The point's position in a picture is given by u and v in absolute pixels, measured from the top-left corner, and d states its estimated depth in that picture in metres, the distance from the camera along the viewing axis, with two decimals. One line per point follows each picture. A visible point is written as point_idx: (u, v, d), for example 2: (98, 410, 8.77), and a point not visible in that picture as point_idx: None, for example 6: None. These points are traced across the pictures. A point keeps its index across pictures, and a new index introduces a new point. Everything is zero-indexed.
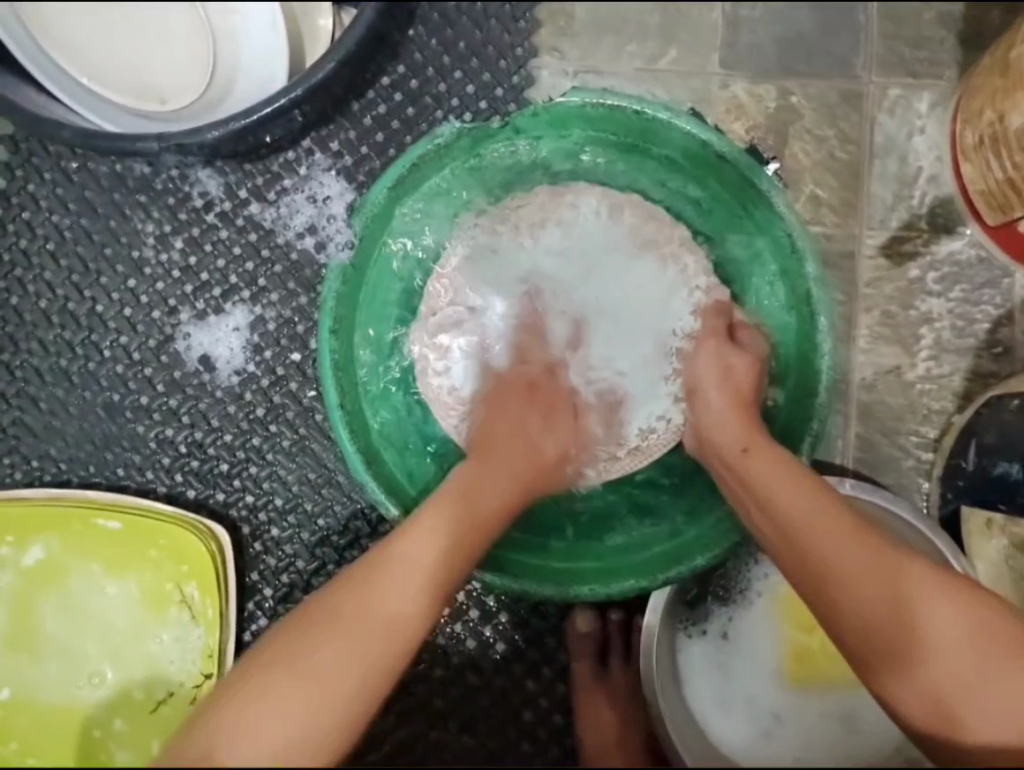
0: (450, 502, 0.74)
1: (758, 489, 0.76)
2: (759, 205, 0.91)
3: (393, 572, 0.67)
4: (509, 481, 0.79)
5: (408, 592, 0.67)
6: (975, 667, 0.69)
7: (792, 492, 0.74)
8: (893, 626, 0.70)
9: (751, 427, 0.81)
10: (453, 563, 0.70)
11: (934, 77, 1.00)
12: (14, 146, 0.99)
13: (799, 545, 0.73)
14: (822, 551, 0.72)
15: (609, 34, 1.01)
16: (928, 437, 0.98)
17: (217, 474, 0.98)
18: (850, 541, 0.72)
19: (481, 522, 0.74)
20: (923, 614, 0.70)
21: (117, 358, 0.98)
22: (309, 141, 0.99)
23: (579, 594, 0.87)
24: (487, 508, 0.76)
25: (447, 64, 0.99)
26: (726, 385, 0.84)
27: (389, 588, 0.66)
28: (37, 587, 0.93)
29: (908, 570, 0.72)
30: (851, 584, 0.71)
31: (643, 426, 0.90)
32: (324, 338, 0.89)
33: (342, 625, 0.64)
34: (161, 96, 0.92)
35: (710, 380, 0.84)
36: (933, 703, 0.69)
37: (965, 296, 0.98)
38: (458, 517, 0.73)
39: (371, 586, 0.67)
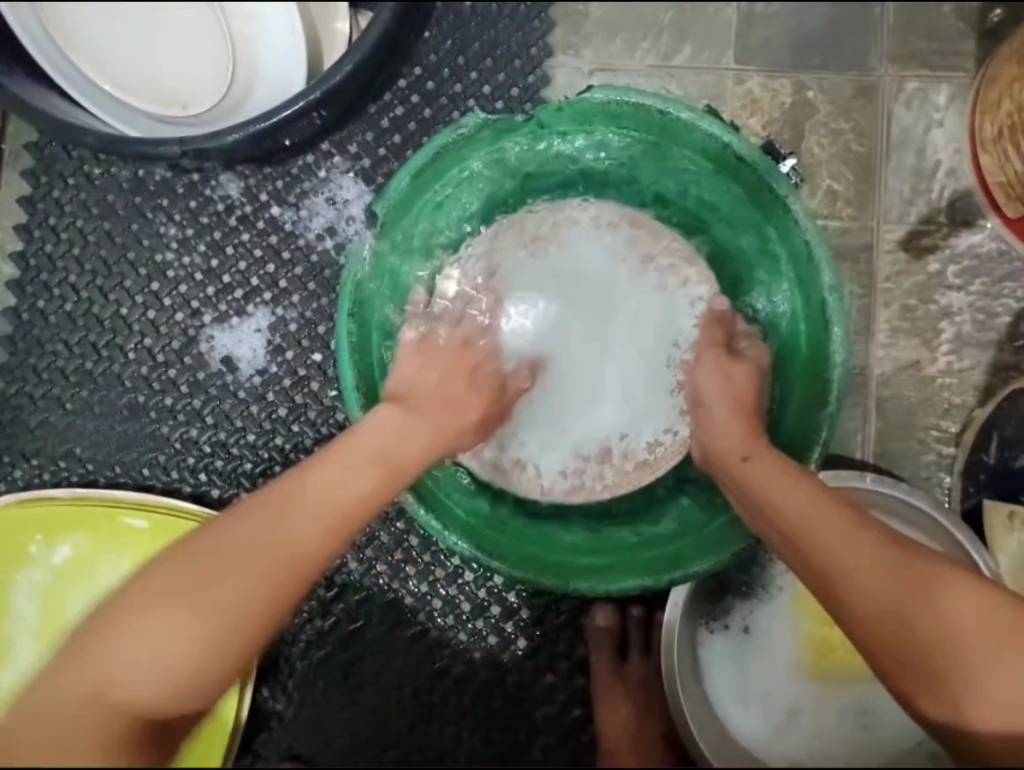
0: (364, 460, 0.73)
1: (756, 489, 0.76)
2: (776, 211, 0.90)
3: (288, 532, 0.65)
4: (433, 434, 0.79)
5: (301, 554, 0.65)
6: (976, 657, 0.69)
7: (789, 486, 0.74)
8: (899, 620, 0.69)
9: (753, 437, 0.81)
10: (364, 512, 0.70)
11: (952, 69, 0.99)
12: (39, 152, 1.01)
13: (807, 542, 0.72)
14: (823, 542, 0.71)
15: (624, 31, 1.01)
16: (949, 432, 0.97)
17: (240, 473, 0.99)
18: (849, 532, 0.72)
19: (392, 483, 0.73)
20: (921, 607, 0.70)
21: (141, 360, 1.00)
22: (327, 144, 1.00)
23: (573, 587, 0.87)
24: (409, 460, 0.76)
25: (462, 64, 1.00)
26: (729, 393, 0.84)
27: (270, 550, 0.64)
28: (66, 583, 0.95)
29: (903, 562, 0.71)
30: (850, 573, 0.70)
31: (649, 441, 0.91)
32: (341, 319, 0.89)
33: (217, 563, 0.63)
34: (183, 100, 0.94)
35: (713, 386, 0.84)
36: (946, 701, 0.69)
37: (985, 290, 0.97)
38: (375, 471, 0.73)
39: (238, 542, 0.64)
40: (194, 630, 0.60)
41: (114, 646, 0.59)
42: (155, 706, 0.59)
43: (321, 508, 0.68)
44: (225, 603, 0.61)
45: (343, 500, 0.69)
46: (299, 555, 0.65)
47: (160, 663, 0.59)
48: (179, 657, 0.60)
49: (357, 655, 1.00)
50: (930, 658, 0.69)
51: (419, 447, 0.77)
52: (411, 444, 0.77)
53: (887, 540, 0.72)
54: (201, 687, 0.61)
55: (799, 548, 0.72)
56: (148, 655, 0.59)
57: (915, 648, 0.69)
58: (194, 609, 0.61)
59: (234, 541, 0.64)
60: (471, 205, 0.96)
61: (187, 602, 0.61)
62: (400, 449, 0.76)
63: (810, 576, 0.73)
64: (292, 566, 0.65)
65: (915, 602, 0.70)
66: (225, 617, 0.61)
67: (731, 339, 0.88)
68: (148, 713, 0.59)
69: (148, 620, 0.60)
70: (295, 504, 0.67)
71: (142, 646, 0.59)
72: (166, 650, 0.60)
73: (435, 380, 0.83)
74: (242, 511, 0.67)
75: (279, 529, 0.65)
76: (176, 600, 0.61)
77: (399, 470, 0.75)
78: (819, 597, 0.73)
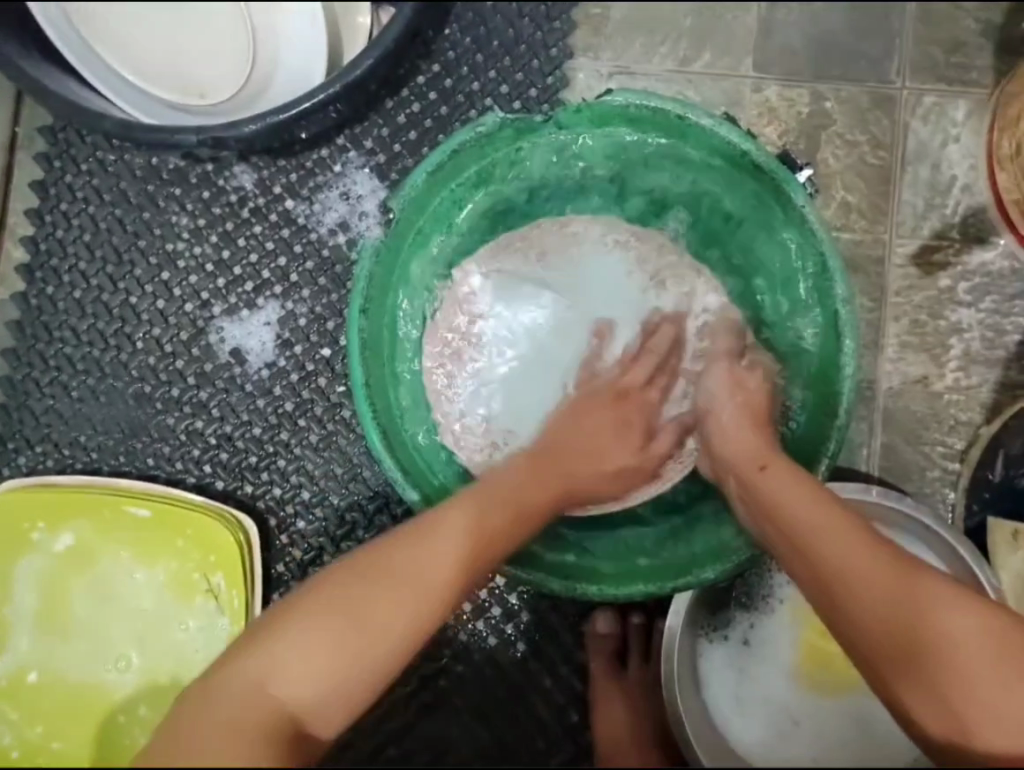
0: (502, 505, 0.75)
1: (770, 502, 0.76)
2: (792, 218, 0.89)
3: (429, 560, 0.68)
4: (558, 486, 0.82)
5: (441, 582, 0.68)
6: (983, 675, 0.68)
7: (804, 500, 0.74)
8: (905, 637, 0.69)
9: (761, 441, 0.81)
10: (491, 550, 0.72)
11: (970, 84, 0.99)
12: (53, 136, 1.00)
13: (814, 556, 0.72)
14: (830, 556, 0.71)
15: (644, 35, 1.01)
16: (955, 448, 0.97)
17: (245, 467, 0.99)
18: (859, 545, 0.72)
19: (519, 533, 0.76)
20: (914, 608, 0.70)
21: (149, 349, 1.00)
22: (342, 138, 1.00)
23: (586, 592, 0.87)
24: (537, 506, 0.79)
25: (481, 63, 0.99)
26: (741, 402, 0.84)
27: (421, 580, 0.67)
28: (67, 571, 0.94)
29: (913, 579, 0.71)
30: (857, 589, 0.70)
31: (661, 453, 0.92)
32: (353, 317, 0.89)
33: (394, 587, 0.66)
34: (201, 89, 0.93)
35: (723, 397, 0.84)
36: (949, 717, 0.68)
37: (996, 307, 0.98)
38: (507, 516, 0.75)
39: (400, 568, 0.67)
40: (367, 644, 0.63)
41: (280, 653, 0.62)
42: (313, 710, 0.61)
43: (461, 543, 0.70)
44: (352, 639, 0.63)
45: (476, 538, 0.72)
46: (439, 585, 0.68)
47: (322, 669, 0.62)
48: (346, 666, 0.62)
49: None
50: (923, 662, 0.69)
51: (543, 498, 0.80)
52: (539, 492, 0.80)
53: (896, 555, 0.72)
54: (350, 704, 0.63)
55: (800, 553, 0.73)
56: (305, 659, 0.62)
57: (920, 665, 0.69)
58: (368, 627, 0.64)
59: (401, 569, 0.67)
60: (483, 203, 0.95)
61: (339, 632, 0.63)
62: (527, 498, 0.78)
63: (808, 580, 0.73)
64: (433, 597, 0.67)
65: (909, 606, 0.70)
66: (351, 660, 0.63)
67: (742, 350, 0.89)
68: (302, 713, 0.60)
69: (311, 630, 0.63)
70: (426, 549, 0.69)
71: (304, 663, 0.62)
72: (319, 662, 0.62)
73: (614, 458, 0.85)
74: (404, 538, 0.70)
75: (421, 557, 0.68)
76: (337, 612, 0.64)
77: (524, 521, 0.77)
78: (813, 598, 0.73)
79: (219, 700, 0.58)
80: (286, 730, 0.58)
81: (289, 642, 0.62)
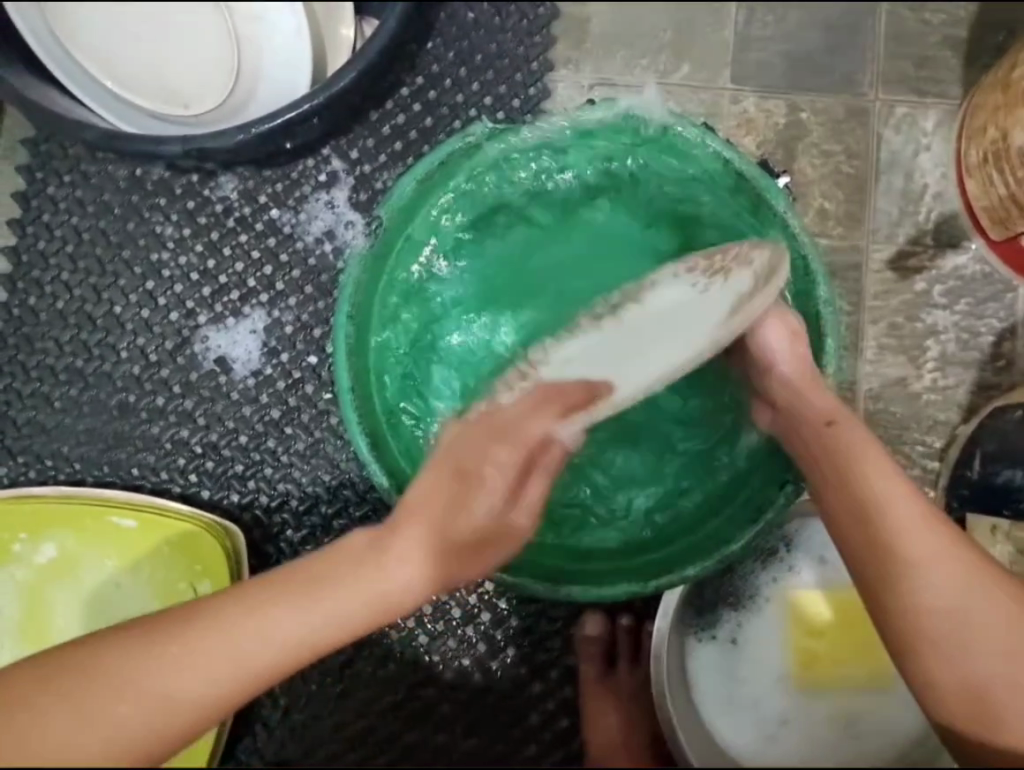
0: (307, 604, 0.67)
1: (843, 459, 0.74)
2: (773, 225, 0.90)
3: (201, 664, 0.64)
4: (387, 591, 0.69)
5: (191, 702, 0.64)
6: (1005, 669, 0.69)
7: (878, 466, 0.73)
8: (944, 620, 0.69)
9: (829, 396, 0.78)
10: (261, 677, 0.66)
11: (939, 95, 1.02)
12: (36, 148, 1.00)
13: (871, 525, 0.71)
14: (893, 526, 0.70)
15: (624, 49, 1.03)
16: (934, 447, 1.00)
17: (231, 476, 0.99)
18: (917, 519, 0.71)
19: (319, 638, 0.67)
20: (936, 569, 0.69)
21: (133, 359, 0.99)
22: (328, 149, 1.01)
23: (569, 593, 0.86)
24: (353, 606, 0.68)
25: (465, 75, 1.01)
26: (802, 355, 0.79)
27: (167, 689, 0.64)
28: (50, 583, 0.93)
29: (958, 557, 0.70)
30: (917, 561, 0.69)
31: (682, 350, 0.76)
32: (341, 319, 0.88)
33: (184, 668, 0.64)
34: (184, 100, 0.94)
35: (785, 348, 0.79)
36: (970, 701, 0.68)
37: (970, 309, 1.00)
38: (307, 624, 0.67)
39: (172, 665, 0.64)
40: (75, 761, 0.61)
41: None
42: None
43: (232, 657, 0.65)
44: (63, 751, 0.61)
45: (253, 654, 0.65)
46: (252, 672, 0.65)
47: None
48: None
49: (346, 655, 0.99)
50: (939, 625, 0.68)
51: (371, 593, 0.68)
52: (358, 592, 0.68)
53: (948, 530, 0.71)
54: None
55: (861, 525, 0.71)
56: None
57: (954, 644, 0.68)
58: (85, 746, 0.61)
59: (210, 641, 0.65)
60: (518, 285, 0.97)
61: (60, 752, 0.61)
62: (341, 597, 0.68)
63: (835, 497, 0.74)
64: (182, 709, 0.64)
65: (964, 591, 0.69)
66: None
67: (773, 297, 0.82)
68: None
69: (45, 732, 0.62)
70: (199, 650, 0.65)
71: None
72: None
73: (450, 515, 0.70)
74: (248, 601, 0.67)
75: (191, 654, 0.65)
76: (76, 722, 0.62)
77: (331, 623, 0.67)
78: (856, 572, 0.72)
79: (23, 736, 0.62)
80: None
81: (97, 702, 0.63)
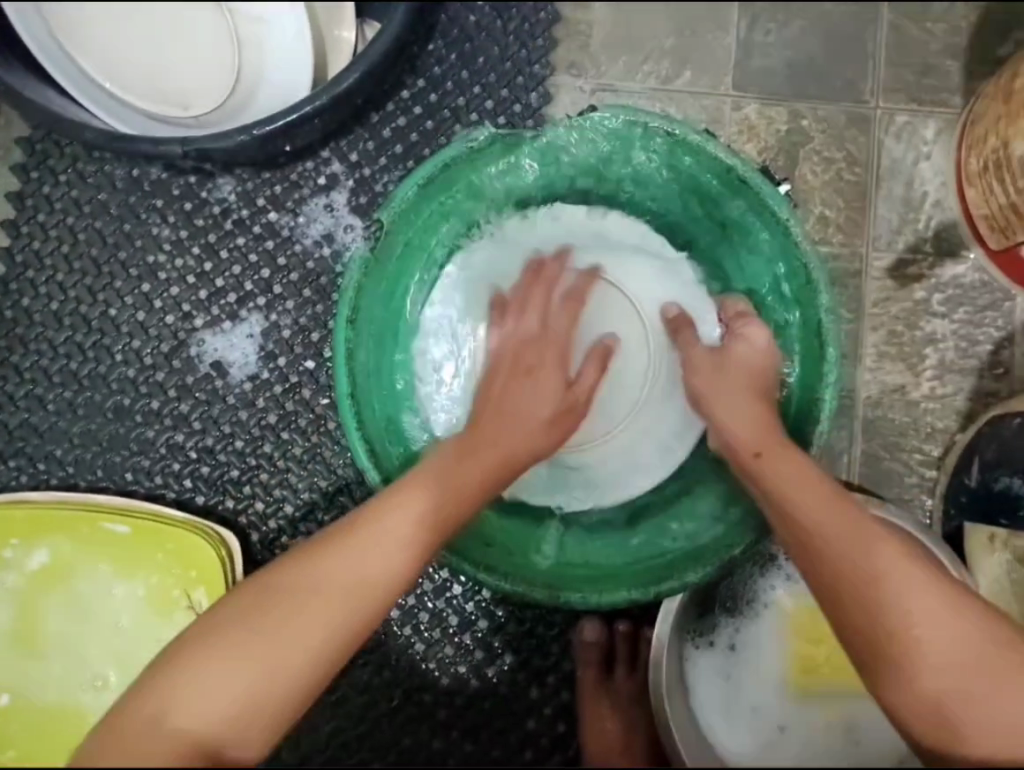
0: (416, 496, 0.73)
1: (774, 487, 0.75)
2: (778, 235, 0.89)
3: (357, 558, 0.68)
4: (485, 471, 0.77)
5: (372, 575, 0.68)
6: (972, 681, 0.68)
7: (804, 488, 0.74)
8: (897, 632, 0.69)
9: (763, 425, 0.79)
10: (409, 560, 0.70)
11: (939, 104, 1.03)
12: (31, 146, 0.99)
13: (819, 549, 0.72)
14: (835, 550, 0.71)
15: (627, 53, 1.03)
16: (932, 455, 1.00)
17: (226, 480, 0.98)
18: (856, 537, 0.72)
19: (443, 518, 0.73)
20: (880, 583, 0.70)
21: (128, 362, 0.98)
22: (328, 151, 1.00)
23: (569, 601, 0.86)
24: (457, 487, 0.75)
25: (467, 78, 1.01)
26: (726, 379, 0.83)
27: (342, 578, 0.67)
28: (42, 588, 0.92)
29: (900, 572, 0.70)
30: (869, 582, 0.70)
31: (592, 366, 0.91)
32: (339, 327, 0.88)
33: (352, 582, 0.67)
34: (183, 100, 0.92)
35: (707, 381, 0.84)
36: (935, 713, 0.68)
37: (968, 318, 1.00)
38: (429, 508, 0.72)
39: (333, 562, 0.67)
40: (285, 655, 0.62)
41: (198, 685, 0.60)
42: (225, 733, 0.59)
43: (380, 539, 0.69)
44: (271, 651, 0.62)
45: (404, 534, 0.70)
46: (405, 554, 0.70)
47: (238, 690, 0.60)
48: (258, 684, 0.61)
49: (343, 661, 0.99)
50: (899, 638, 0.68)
51: (476, 474, 0.76)
52: (461, 473, 0.76)
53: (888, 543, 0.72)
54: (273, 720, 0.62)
55: (805, 545, 0.73)
56: (212, 690, 0.60)
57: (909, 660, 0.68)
58: (285, 641, 0.63)
59: (358, 546, 0.68)
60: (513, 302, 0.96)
61: (266, 652, 0.62)
62: (457, 485, 0.75)
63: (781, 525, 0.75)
64: (361, 590, 0.67)
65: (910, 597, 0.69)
66: (265, 679, 0.61)
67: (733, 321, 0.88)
68: (212, 744, 0.58)
69: (233, 647, 0.62)
70: (350, 541, 0.69)
71: (214, 690, 0.60)
72: (239, 677, 0.61)
73: (529, 404, 0.81)
74: (375, 512, 0.71)
75: (345, 554, 0.68)
76: (256, 631, 0.63)
77: (448, 502, 0.74)
78: (821, 601, 0.73)
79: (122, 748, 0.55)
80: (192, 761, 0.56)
81: (278, 616, 0.64)
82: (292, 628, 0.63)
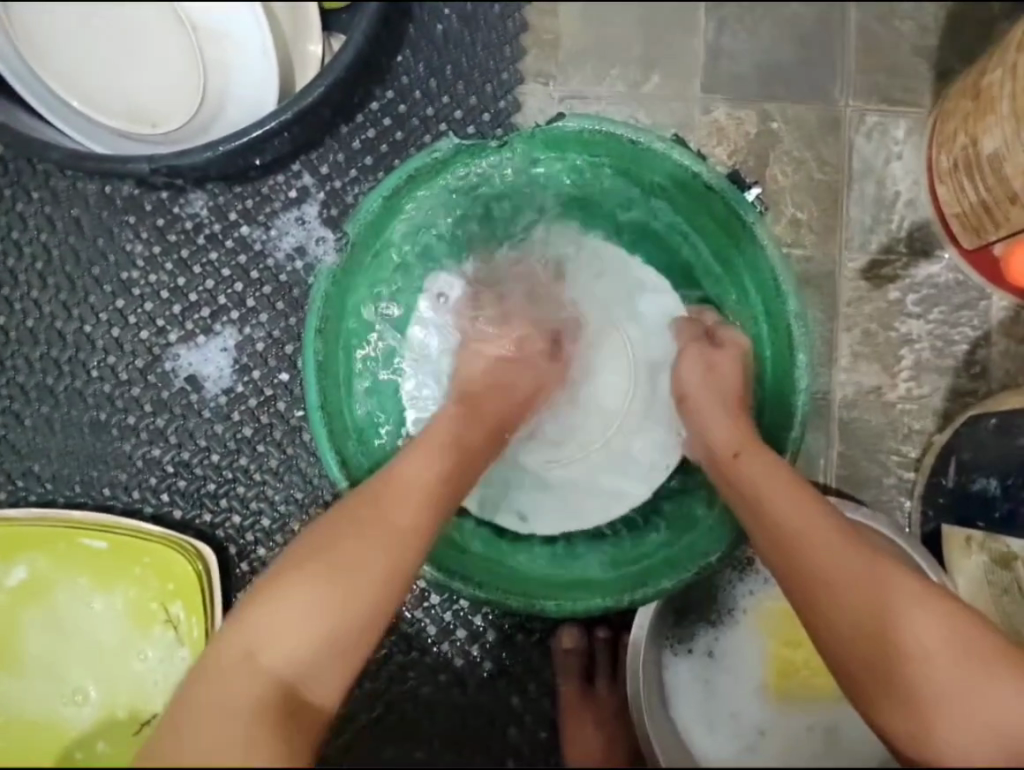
0: (435, 446, 0.74)
1: (753, 487, 0.75)
2: (746, 239, 0.89)
3: (387, 502, 0.68)
4: (485, 429, 0.80)
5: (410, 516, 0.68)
6: (961, 679, 0.64)
7: (790, 490, 0.73)
8: (880, 632, 0.66)
9: (746, 430, 0.80)
10: (434, 505, 0.70)
11: (911, 103, 1.02)
12: (4, 166, 1.00)
13: (801, 550, 0.70)
14: (822, 552, 0.69)
15: (595, 59, 1.03)
16: (909, 456, 0.99)
17: (203, 494, 0.98)
18: (845, 539, 0.70)
19: (463, 465, 0.75)
20: (861, 583, 0.68)
21: (104, 378, 0.99)
22: (298, 164, 1.00)
23: (542, 610, 0.86)
24: (470, 442, 0.77)
25: (435, 88, 1.01)
26: (712, 382, 0.83)
27: (386, 523, 0.67)
28: (21, 605, 0.92)
29: (891, 575, 0.68)
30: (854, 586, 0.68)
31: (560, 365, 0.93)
32: (308, 339, 0.88)
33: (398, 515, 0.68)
34: (151, 118, 0.94)
35: (694, 380, 0.84)
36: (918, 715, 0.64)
37: (944, 318, 1.00)
38: (444, 454, 0.74)
39: (373, 508, 0.68)
40: (350, 594, 0.62)
41: (273, 635, 0.60)
42: (305, 673, 0.60)
43: (405, 484, 0.70)
44: (334, 592, 0.62)
45: (424, 477, 0.71)
46: (433, 486, 0.71)
47: (309, 631, 0.61)
48: (332, 623, 0.61)
49: None
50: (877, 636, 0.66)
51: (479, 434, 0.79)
52: (469, 429, 0.78)
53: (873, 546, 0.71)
54: (349, 655, 0.62)
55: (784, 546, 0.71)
56: (286, 631, 0.60)
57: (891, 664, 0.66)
58: (345, 583, 0.63)
59: (386, 490, 0.69)
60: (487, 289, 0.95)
61: (329, 591, 0.62)
62: (463, 437, 0.77)
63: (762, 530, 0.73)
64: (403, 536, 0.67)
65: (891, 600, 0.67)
66: (335, 619, 0.61)
67: (710, 333, 0.88)
68: (293, 682, 0.59)
69: (293, 596, 0.62)
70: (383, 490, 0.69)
71: (286, 634, 0.60)
72: (309, 615, 0.61)
73: (515, 377, 0.85)
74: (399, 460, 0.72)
75: (376, 501, 0.68)
76: (316, 575, 0.63)
77: (461, 449, 0.75)
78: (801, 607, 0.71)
79: (198, 720, 0.54)
80: (282, 698, 0.57)
81: (333, 560, 0.64)
82: (357, 567, 0.64)
